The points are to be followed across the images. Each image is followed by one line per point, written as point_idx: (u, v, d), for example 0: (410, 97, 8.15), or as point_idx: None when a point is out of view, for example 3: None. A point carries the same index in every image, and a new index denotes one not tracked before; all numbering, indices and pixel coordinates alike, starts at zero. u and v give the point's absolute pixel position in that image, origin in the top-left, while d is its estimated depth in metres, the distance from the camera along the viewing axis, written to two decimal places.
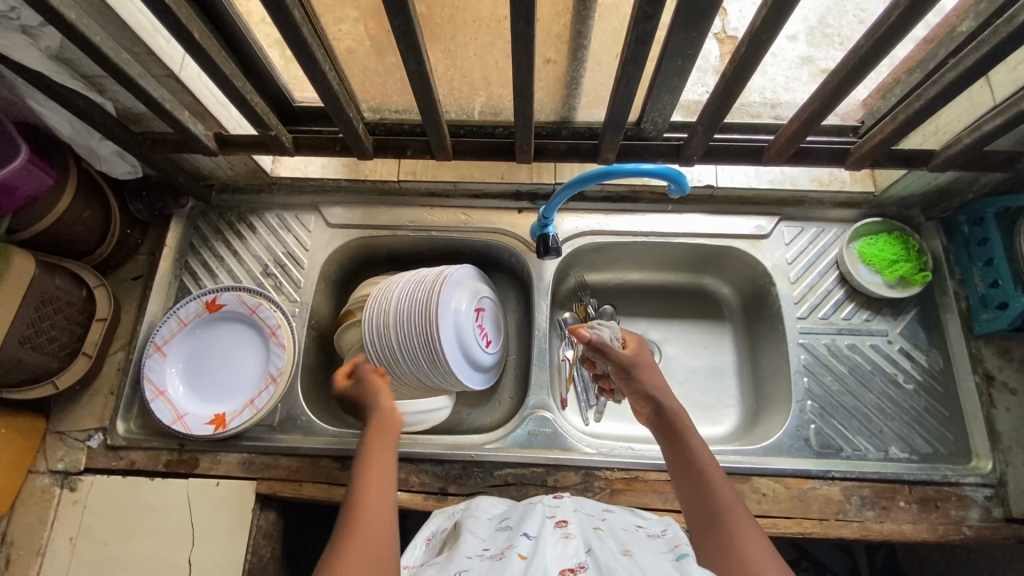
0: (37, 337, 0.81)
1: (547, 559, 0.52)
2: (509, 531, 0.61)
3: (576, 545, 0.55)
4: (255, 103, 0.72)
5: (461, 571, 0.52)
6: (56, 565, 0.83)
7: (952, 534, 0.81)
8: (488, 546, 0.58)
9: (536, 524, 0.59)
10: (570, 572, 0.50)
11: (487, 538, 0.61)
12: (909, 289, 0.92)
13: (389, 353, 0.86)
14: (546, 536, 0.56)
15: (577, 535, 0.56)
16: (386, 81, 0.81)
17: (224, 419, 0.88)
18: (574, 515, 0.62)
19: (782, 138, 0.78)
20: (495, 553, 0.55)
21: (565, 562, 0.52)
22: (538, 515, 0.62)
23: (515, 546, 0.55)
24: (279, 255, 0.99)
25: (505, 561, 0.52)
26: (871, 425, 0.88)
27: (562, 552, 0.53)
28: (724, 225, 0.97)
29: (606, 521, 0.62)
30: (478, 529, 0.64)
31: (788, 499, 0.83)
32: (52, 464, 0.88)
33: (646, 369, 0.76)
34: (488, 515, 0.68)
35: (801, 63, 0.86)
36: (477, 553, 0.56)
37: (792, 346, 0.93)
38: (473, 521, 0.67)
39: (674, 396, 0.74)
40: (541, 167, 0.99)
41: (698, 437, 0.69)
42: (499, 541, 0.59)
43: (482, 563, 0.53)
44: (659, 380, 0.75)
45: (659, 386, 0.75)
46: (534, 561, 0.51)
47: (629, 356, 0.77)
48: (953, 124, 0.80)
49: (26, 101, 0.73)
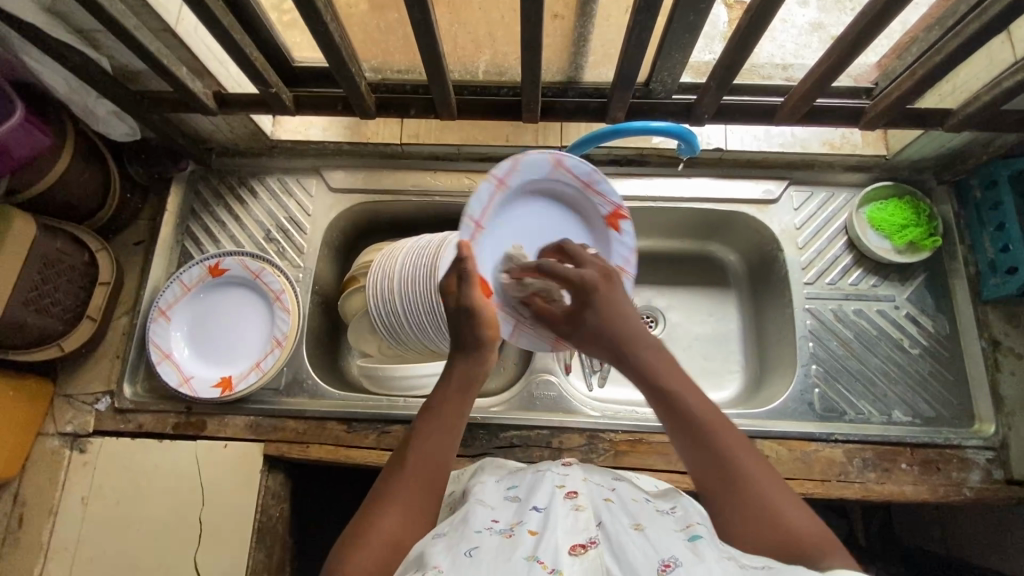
0: (41, 300, 0.80)
1: (558, 533, 0.50)
2: (517, 501, 0.58)
3: (587, 516, 0.52)
4: (253, 57, 0.70)
5: (472, 548, 0.50)
6: (70, 524, 0.85)
7: (953, 495, 0.82)
8: (497, 519, 0.55)
9: (545, 495, 0.56)
10: (582, 547, 0.48)
11: (495, 509, 0.58)
12: (918, 254, 0.91)
13: (393, 317, 0.87)
14: (556, 509, 0.53)
15: (588, 507, 0.54)
16: (388, 38, 0.81)
17: (230, 381, 0.89)
18: (583, 484, 0.58)
19: (796, 97, 0.76)
20: (505, 528, 0.53)
21: (576, 537, 0.50)
22: (547, 483, 0.59)
23: (525, 521, 0.53)
24: (281, 221, 0.98)
25: (515, 539, 0.50)
26: (875, 388, 0.88)
27: (572, 525, 0.51)
28: (734, 190, 0.96)
29: (615, 492, 0.59)
30: (485, 497, 0.61)
31: (792, 461, 0.83)
32: (61, 427, 0.89)
33: (606, 282, 0.65)
34: (494, 481, 0.65)
35: (811, 29, 0.85)
36: (486, 528, 0.53)
37: (799, 311, 0.92)
38: (481, 487, 0.64)
39: (637, 319, 0.63)
40: (546, 130, 0.97)
41: (677, 377, 0.60)
42: (508, 513, 0.56)
43: (492, 541, 0.51)
44: (619, 304, 0.64)
45: (616, 309, 0.63)
46: (545, 538, 0.49)
47: (597, 270, 0.66)
48: (970, 84, 0.78)
49: (19, 56, 0.71)
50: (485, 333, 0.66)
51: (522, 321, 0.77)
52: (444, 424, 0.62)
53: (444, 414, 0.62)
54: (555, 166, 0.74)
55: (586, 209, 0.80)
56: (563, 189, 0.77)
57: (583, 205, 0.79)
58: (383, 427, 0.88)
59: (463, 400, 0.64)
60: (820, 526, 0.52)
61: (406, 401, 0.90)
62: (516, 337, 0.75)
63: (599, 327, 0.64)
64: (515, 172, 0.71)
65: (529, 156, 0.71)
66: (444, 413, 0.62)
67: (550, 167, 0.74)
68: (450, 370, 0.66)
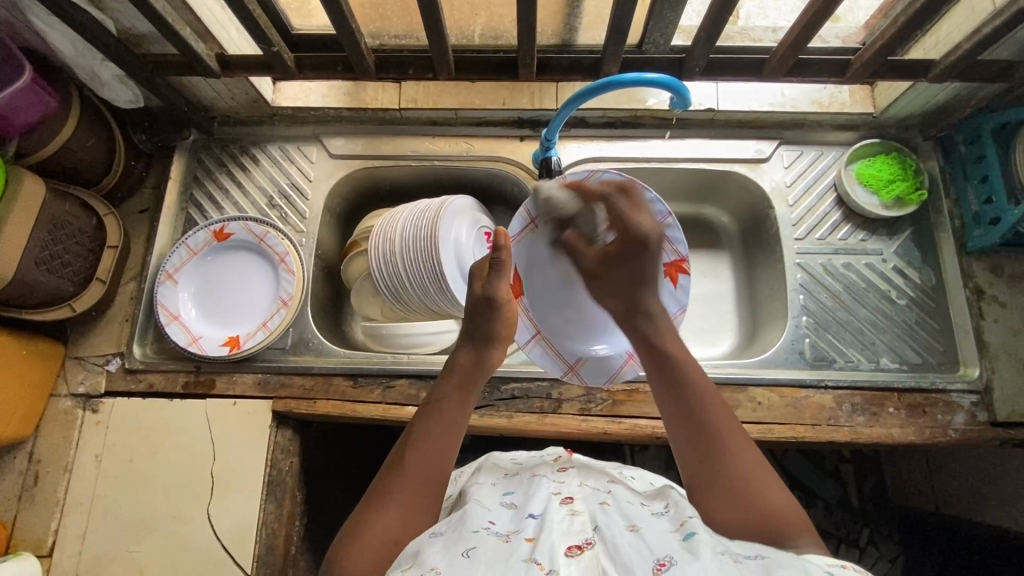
0: (52, 260, 0.82)
1: (554, 537, 0.52)
2: (513, 509, 0.60)
3: (583, 520, 0.54)
4: (257, 15, 0.72)
5: (470, 548, 0.52)
6: (84, 480, 0.87)
7: (938, 436, 0.85)
8: (493, 522, 0.57)
9: (541, 503, 0.58)
10: (577, 548, 0.51)
11: (492, 511, 0.60)
12: (905, 209, 0.93)
13: (396, 278, 0.89)
14: (552, 514, 0.55)
15: (584, 511, 0.56)
16: (386, 2, 0.86)
17: (238, 340, 0.92)
18: (580, 490, 0.61)
19: (783, 48, 0.78)
20: (502, 533, 0.55)
21: (571, 539, 0.52)
22: (543, 490, 0.61)
23: (521, 529, 0.55)
24: (283, 186, 1.00)
25: (512, 544, 0.52)
26: (863, 337, 0.91)
27: (568, 528, 0.53)
28: (727, 149, 0.98)
29: (611, 494, 0.60)
30: (482, 499, 0.62)
31: (783, 406, 0.86)
32: (73, 388, 0.91)
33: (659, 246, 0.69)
34: (491, 484, 0.67)
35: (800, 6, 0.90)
36: (483, 529, 0.55)
37: (789, 266, 0.95)
38: (479, 489, 0.66)
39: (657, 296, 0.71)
40: (542, 93, 0.98)
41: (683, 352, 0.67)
42: (504, 517, 0.58)
43: (490, 542, 0.53)
44: (646, 271, 0.70)
45: (649, 274, 0.71)
46: (541, 542, 0.52)
47: (643, 232, 0.69)
48: (952, 35, 0.80)
49: (27, 17, 0.73)
50: (493, 330, 0.73)
51: (542, 336, 0.84)
52: (444, 421, 0.65)
53: (445, 412, 0.66)
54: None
55: None
56: None
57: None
58: (389, 382, 0.90)
59: (463, 398, 0.68)
60: (798, 515, 0.57)
61: (410, 357, 0.93)
62: (528, 346, 0.84)
63: (634, 275, 0.70)
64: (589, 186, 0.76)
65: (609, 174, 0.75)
66: (445, 409, 0.66)
67: None
68: (454, 364, 0.71)
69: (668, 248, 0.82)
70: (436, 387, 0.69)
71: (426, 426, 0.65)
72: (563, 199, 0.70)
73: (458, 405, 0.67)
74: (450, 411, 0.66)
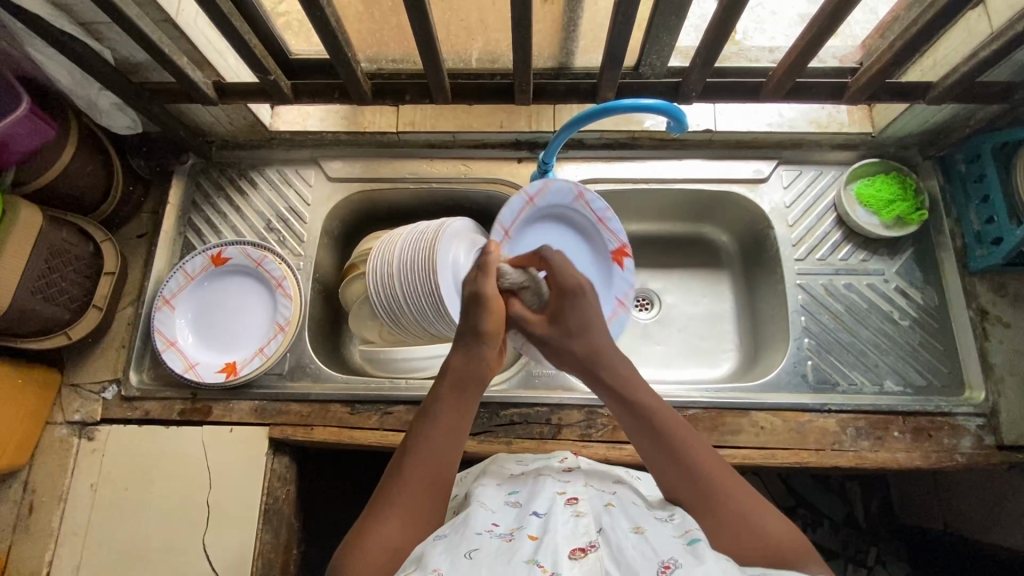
0: (48, 288, 0.82)
1: (558, 539, 0.51)
2: (518, 506, 0.59)
3: (587, 523, 0.53)
4: (254, 45, 0.73)
5: (472, 550, 0.51)
6: (80, 509, 0.86)
7: (945, 461, 0.83)
8: (497, 522, 0.56)
9: (545, 502, 0.57)
10: (581, 551, 0.49)
11: (496, 511, 0.58)
12: (905, 228, 0.93)
13: (394, 302, 0.88)
14: (557, 515, 0.54)
15: (588, 513, 0.55)
16: (381, 27, 0.85)
17: (235, 366, 0.91)
18: (585, 491, 0.60)
19: (779, 72, 0.78)
20: (504, 532, 0.54)
21: (575, 541, 0.51)
22: (547, 491, 0.60)
23: (525, 526, 0.54)
24: (282, 210, 1.00)
25: (515, 543, 0.51)
26: (867, 360, 0.90)
27: (572, 530, 0.52)
28: (725, 170, 0.98)
29: (616, 496, 0.60)
30: (485, 498, 0.61)
31: (786, 431, 0.85)
32: (69, 416, 0.90)
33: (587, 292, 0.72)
34: (495, 484, 0.65)
35: (800, 19, 0.87)
36: (486, 530, 0.54)
37: (791, 287, 0.94)
38: (483, 488, 0.64)
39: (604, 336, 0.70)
40: (539, 115, 0.98)
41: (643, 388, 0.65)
42: (507, 516, 0.57)
43: (492, 543, 0.52)
44: (592, 314, 0.71)
45: (593, 320, 0.71)
46: (545, 542, 0.50)
47: (573, 282, 0.72)
48: (950, 56, 0.80)
49: (24, 48, 0.73)
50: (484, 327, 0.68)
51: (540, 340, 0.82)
52: (442, 426, 0.63)
53: (442, 416, 0.64)
54: (577, 198, 0.89)
55: (596, 243, 0.93)
56: (578, 216, 0.91)
57: (595, 238, 0.93)
58: (387, 408, 0.89)
59: (461, 402, 0.65)
60: (799, 539, 0.55)
61: (408, 382, 0.92)
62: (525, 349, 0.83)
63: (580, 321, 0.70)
64: (544, 193, 0.86)
65: (557, 185, 0.86)
66: (445, 414, 0.64)
67: (573, 197, 0.89)
68: (448, 370, 0.67)
69: (609, 238, 0.91)
70: (435, 392, 0.66)
71: (426, 432, 0.62)
72: (510, 273, 0.74)
73: (457, 412, 0.64)
74: (449, 420, 0.63)
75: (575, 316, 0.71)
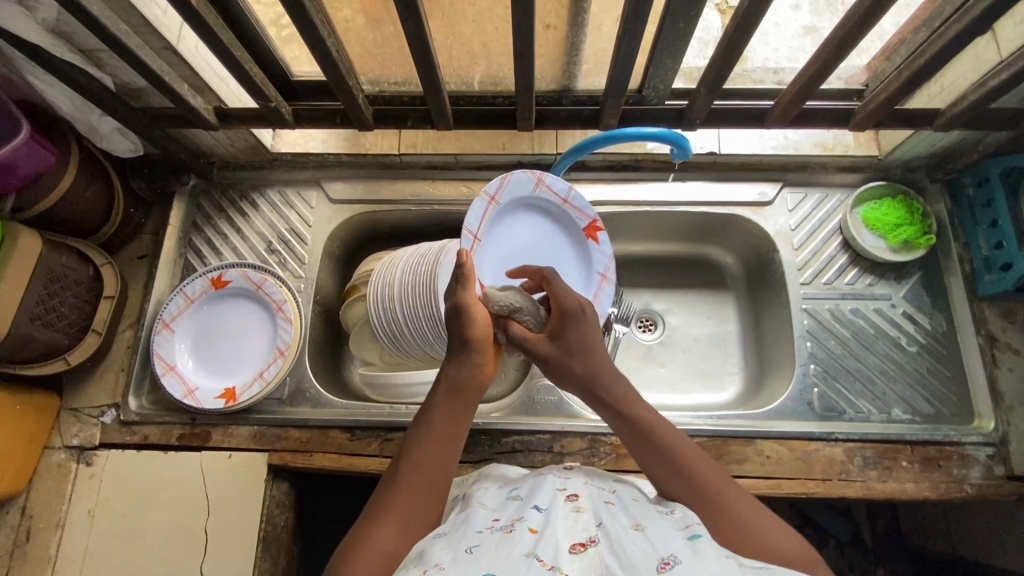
0: (48, 314, 0.81)
1: (558, 533, 0.49)
2: (518, 501, 0.58)
3: (587, 518, 0.52)
4: (253, 72, 0.72)
5: (473, 545, 0.49)
6: (77, 535, 0.85)
7: (954, 491, 0.82)
8: (497, 518, 0.55)
9: (547, 497, 0.56)
10: (581, 546, 0.48)
11: (496, 509, 0.57)
12: (913, 253, 0.91)
13: (394, 326, 0.87)
14: (557, 510, 0.53)
15: (589, 509, 0.53)
16: (384, 50, 0.82)
17: (234, 392, 0.90)
18: (585, 488, 0.59)
19: (786, 99, 0.77)
20: (505, 525, 0.53)
21: (575, 536, 0.49)
22: (549, 486, 0.59)
23: (525, 519, 0.53)
24: (283, 231, 0.99)
25: (515, 535, 0.50)
26: (874, 387, 0.89)
27: (572, 525, 0.51)
28: (729, 192, 0.97)
29: (616, 493, 0.59)
30: (485, 500, 0.60)
31: (792, 460, 0.84)
32: (67, 440, 0.89)
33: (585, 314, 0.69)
34: (496, 486, 0.64)
35: (803, 32, 0.83)
36: (486, 527, 0.53)
37: (797, 312, 0.93)
38: (483, 490, 0.63)
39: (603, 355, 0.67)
40: (541, 137, 0.98)
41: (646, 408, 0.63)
42: (508, 512, 0.56)
43: (492, 537, 0.50)
44: (592, 334, 0.68)
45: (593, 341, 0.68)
46: (545, 536, 0.49)
47: (573, 303, 0.70)
48: (958, 82, 0.79)
49: (24, 76, 0.73)
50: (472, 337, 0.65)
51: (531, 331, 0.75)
52: (435, 429, 0.61)
53: (436, 417, 0.62)
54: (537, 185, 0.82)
55: (567, 226, 0.86)
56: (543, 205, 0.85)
57: (563, 220, 0.86)
58: (387, 434, 0.88)
59: (455, 404, 0.63)
60: (805, 549, 0.53)
61: (409, 408, 0.91)
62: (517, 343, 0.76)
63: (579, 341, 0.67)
64: (504, 189, 0.78)
65: (515, 176, 0.79)
66: (438, 417, 0.62)
67: (533, 185, 0.81)
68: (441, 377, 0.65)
69: (577, 217, 0.85)
70: (430, 397, 0.64)
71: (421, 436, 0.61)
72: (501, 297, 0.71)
73: (451, 414, 0.62)
74: (442, 423, 0.62)
75: (574, 337, 0.68)
